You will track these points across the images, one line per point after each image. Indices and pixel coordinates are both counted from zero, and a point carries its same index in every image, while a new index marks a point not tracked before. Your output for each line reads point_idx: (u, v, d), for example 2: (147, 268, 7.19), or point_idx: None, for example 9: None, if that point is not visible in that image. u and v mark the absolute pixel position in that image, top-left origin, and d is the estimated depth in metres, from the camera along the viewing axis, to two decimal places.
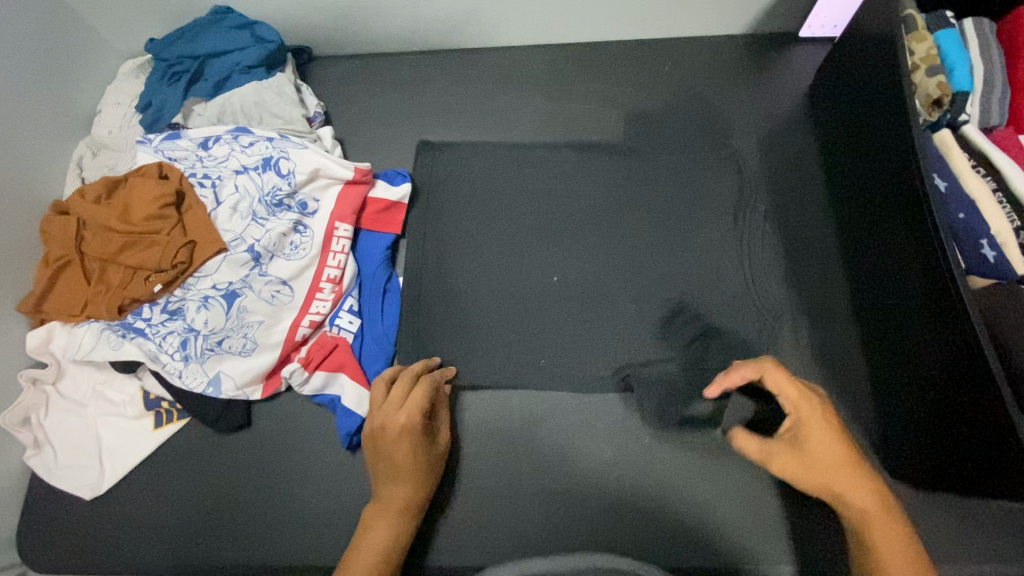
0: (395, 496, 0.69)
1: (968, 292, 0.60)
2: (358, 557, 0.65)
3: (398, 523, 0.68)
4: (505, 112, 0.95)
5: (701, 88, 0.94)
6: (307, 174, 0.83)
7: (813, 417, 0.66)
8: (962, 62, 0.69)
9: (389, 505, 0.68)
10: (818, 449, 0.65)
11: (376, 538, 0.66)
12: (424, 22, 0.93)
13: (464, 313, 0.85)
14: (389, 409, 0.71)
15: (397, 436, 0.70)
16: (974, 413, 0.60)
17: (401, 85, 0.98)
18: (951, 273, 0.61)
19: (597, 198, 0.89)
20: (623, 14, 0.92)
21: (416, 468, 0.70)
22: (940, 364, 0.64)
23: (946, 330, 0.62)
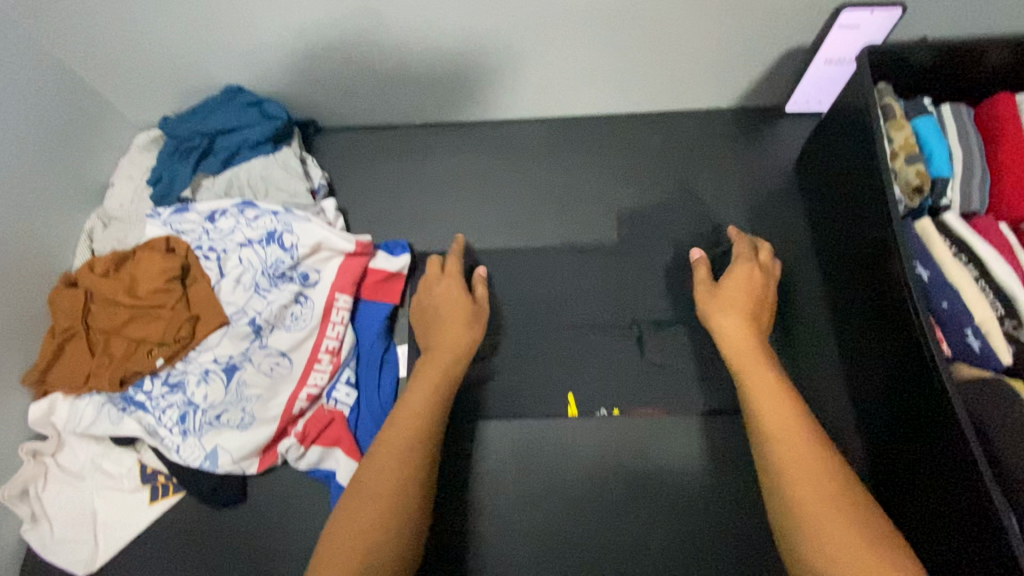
0: (443, 342, 0.79)
1: (953, 386, 0.59)
2: (407, 403, 0.73)
3: (442, 365, 0.77)
4: (503, 184, 0.99)
5: (690, 160, 0.97)
6: (309, 247, 0.86)
7: (739, 274, 0.80)
8: (941, 149, 0.71)
9: (432, 365, 0.77)
10: (733, 294, 0.78)
11: (423, 388, 0.74)
12: (424, 100, 0.98)
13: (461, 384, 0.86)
14: (439, 284, 0.85)
15: (441, 301, 0.83)
16: (962, 504, 0.59)
17: (401, 157, 1.02)
18: (935, 364, 0.61)
19: (589, 271, 0.91)
20: (617, 89, 0.95)
21: (455, 313, 0.81)
22: (931, 450, 0.63)
23: (933, 416, 0.62)
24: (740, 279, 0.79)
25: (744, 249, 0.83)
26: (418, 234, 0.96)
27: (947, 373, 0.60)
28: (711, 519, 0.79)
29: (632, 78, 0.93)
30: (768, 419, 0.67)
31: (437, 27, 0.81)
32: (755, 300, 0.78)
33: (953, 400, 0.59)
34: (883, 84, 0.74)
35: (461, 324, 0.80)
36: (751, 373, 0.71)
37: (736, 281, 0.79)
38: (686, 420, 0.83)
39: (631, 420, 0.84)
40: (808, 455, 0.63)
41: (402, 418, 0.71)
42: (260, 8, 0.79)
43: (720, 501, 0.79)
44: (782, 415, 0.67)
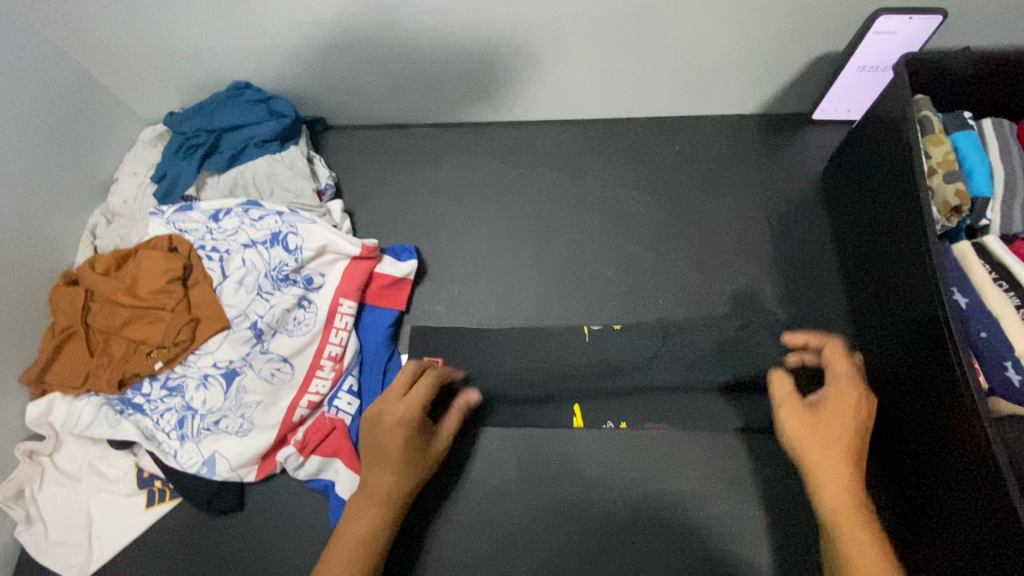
0: (392, 475, 0.69)
1: (991, 423, 0.56)
2: (344, 545, 0.66)
3: (384, 507, 0.68)
4: (515, 189, 0.95)
5: (711, 168, 0.93)
6: (314, 250, 0.83)
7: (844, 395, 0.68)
8: (982, 166, 0.67)
9: (377, 506, 0.68)
10: (843, 423, 0.66)
11: (363, 534, 0.67)
12: (435, 99, 0.94)
13: (466, 396, 0.82)
14: (399, 403, 0.72)
15: (395, 429, 0.70)
16: (992, 541, 0.56)
17: (411, 158, 0.99)
18: (970, 398, 0.57)
19: (601, 281, 0.88)
20: (637, 92, 0.92)
21: (411, 447, 0.71)
22: (962, 487, 0.60)
23: (966, 453, 0.59)
24: (840, 402, 0.67)
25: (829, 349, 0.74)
26: (426, 238, 0.93)
27: (983, 404, 0.56)
28: (724, 547, 0.75)
29: (651, 82, 0.90)
30: (849, 543, 0.60)
31: (449, 24, 0.78)
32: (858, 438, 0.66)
33: (988, 430, 0.55)
34: (920, 96, 0.70)
35: (415, 459, 0.71)
36: (837, 495, 0.63)
37: (838, 403, 0.67)
38: (701, 441, 0.79)
39: (642, 439, 0.80)
40: (875, 550, 0.59)
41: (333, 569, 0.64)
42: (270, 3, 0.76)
43: (735, 528, 0.75)
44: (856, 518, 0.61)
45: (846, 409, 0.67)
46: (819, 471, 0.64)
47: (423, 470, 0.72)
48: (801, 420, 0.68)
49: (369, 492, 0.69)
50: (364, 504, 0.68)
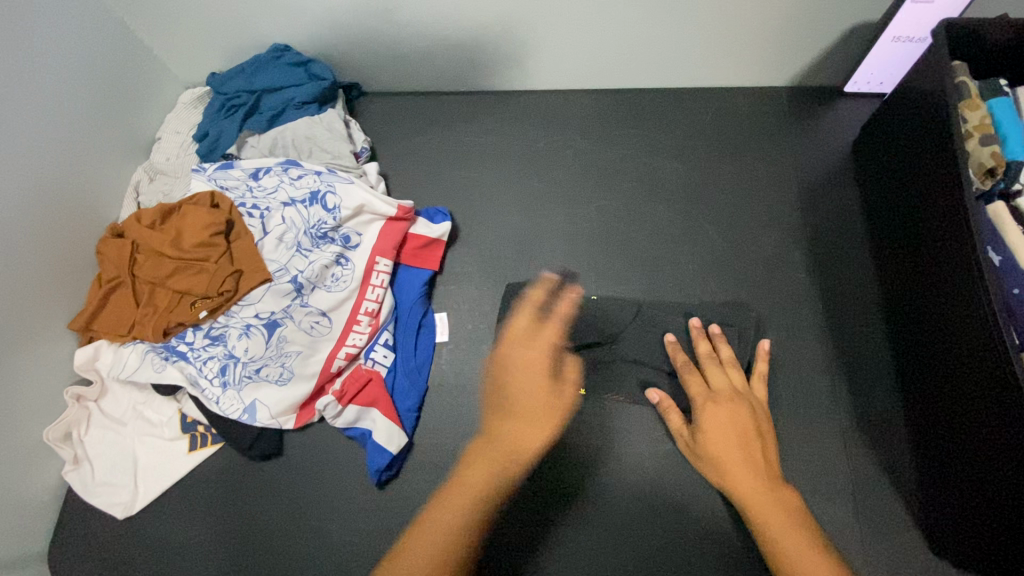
0: (541, 420, 0.58)
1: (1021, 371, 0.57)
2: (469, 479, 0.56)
3: (519, 450, 0.57)
4: (546, 155, 0.97)
5: (741, 139, 0.94)
6: (352, 209, 0.85)
7: (710, 407, 0.69)
8: (1017, 130, 0.68)
9: (484, 448, 0.57)
10: (718, 438, 0.66)
11: (477, 484, 0.56)
12: (471, 66, 0.96)
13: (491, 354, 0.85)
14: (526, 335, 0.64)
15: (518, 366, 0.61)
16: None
17: (445, 124, 1.00)
18: (1004, 348, 0.59)
19: (632, 247, 0.89)
20: (670, 62, 0.93)
21: (553, 393, 0.60)
22: (990, 436, 0.61)
23: (995, 401, 0.60)
24: (716, 422, 0.68)
25: (678, 362, 0.76)
26: (459, 202, 0.95)
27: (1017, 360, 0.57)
28: None
29: (685, 52, 0.90)
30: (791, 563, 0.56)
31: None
32: (746, 441, 0.66)
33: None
34: (958, 62, 0.71)
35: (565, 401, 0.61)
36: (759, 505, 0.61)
37: (714, 425, 0.67)
38: None
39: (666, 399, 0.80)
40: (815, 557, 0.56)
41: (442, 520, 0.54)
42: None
43: None
44: (763, 502, 0.61)
45: (726, 409, 0.68)
46: (720, 471, 0.65)
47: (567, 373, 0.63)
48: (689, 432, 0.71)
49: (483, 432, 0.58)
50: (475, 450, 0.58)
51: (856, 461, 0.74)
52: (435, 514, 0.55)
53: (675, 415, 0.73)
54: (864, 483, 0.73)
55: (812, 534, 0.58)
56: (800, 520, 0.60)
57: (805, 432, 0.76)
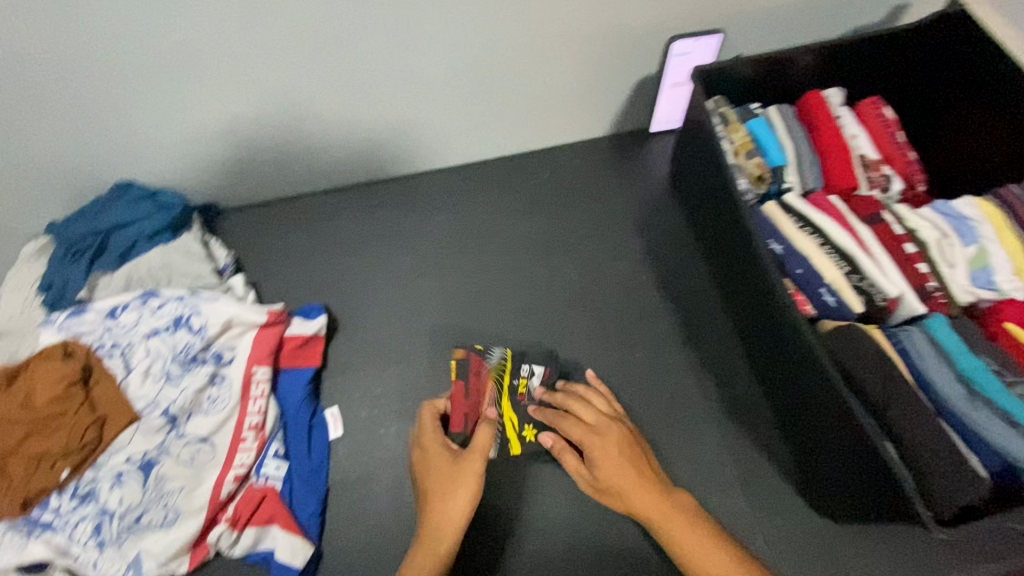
0: (458, 489, 0.67)
1: (811, 333, 0.65)
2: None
3: (442, 540, 0.65)
4: (411, 234, 1.02)
5: (579, 186, 1.06)
6: (219, 325, 0.85)
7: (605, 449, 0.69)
8: (772, 142, 0.83)
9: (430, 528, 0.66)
10: (617, 476, 0.66)
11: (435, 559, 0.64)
12: (323, 166, 1.01)
13: (384, 438, 0.85)
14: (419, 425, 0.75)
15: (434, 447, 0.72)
16: (840, 432, 0.64)
17: (308, 226, 1.04)
18: (796, 317, 0.68)
19: (504, 300, 0.95)
20: (501, 132, 1.03)
21: (455, 467, 0.69)
22: (810, 395, 0.68)
23: (804, 364, 0.68)
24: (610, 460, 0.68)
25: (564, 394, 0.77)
26: (333, 294, 0.97)
27: (805, 325, 0.66)
28: None
29: (513, 119, 1.01)
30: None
31: (321, 96, 0.87)
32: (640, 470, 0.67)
33: (853, 412, 0.60)
34: (716, 98, 0.86)
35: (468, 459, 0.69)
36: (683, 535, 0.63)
37: (609, 466, 0.67)
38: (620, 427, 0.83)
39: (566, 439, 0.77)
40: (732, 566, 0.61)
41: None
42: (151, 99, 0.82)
43: None
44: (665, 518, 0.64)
45: (605, 437, 0.70)
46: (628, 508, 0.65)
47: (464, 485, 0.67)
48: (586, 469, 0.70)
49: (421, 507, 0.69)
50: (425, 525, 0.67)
51: (736, 448, 0.81)
52: None
53: (570, 456, 0.71)
54: (746, 466, 0.80)
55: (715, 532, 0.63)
56: (700, 521, 0.64)
57: (688, 433, 0.82)
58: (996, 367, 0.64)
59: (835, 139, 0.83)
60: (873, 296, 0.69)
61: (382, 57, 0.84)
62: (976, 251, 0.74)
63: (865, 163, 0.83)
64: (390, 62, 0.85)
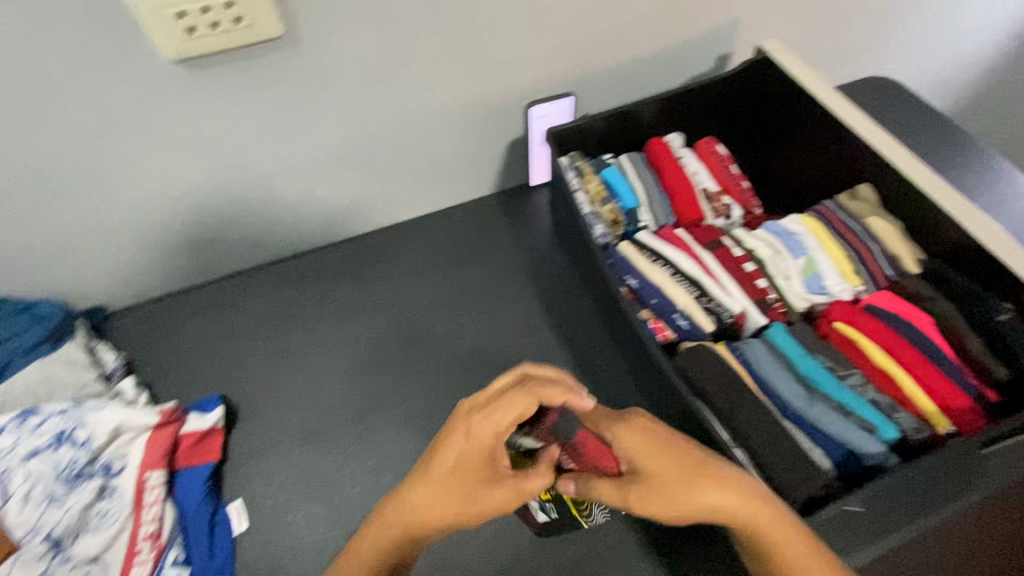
0: (497, 494, 0.62)
1: (662, 356, 0.71)
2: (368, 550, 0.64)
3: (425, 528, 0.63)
4: (308, 309, 1.04)
5: (469, 243, 1.11)
6: (107, 435, 0.82)
7: (675, 469, 0.60)
8: (624, 187, 0.93)
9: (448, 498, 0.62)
10: (697, 494, 0.58)
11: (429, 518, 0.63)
12: (212, 254, 1.02)
13: (289, 523, 0.83)
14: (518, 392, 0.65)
15: (505, 431, 0.64)
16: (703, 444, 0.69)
17: (202, 313, 1.03)
18: (651, 344, 0.74)
19: (405, 363, 0.97)
20: (388, 201, 1.09)
21: (482, 491, 0.62)
22: (674, 415, 0.74)
23: (661, 386, 0.74)
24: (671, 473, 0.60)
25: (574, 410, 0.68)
26: (232, 381, 0.96)
27: (657, 350, 0.72)
28: (566, 555, 0.77)
29: (396, 188, 1.07)
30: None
31: (201, 182, 0.91)
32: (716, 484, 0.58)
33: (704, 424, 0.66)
34: (571, 154, 0.96)
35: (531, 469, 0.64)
36: (777, 537, 0.57)
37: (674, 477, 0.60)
38: None
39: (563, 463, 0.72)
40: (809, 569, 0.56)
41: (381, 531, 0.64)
42: (22, 203, 0.83)
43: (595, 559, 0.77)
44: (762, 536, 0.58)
45: (665, 453, 0.61)
46: (710, 517, 0.58)
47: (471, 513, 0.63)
48: (635, 478, 0.61)
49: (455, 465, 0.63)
50: (440, 489, 0.63)
51: None
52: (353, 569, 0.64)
53: (603, 482, 0.64)
54: None
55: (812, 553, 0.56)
56: (790, 522, 0.57)
57: None
58: (830, 364, 0.73)
59: (678, 179, 0.93)
60: (721, 315, 0.77)
61: (252, 142, 0.89)
62: (806, 261, 0.83)
63: (708, 195, 0.93)
64: (264, 147, 0.91)
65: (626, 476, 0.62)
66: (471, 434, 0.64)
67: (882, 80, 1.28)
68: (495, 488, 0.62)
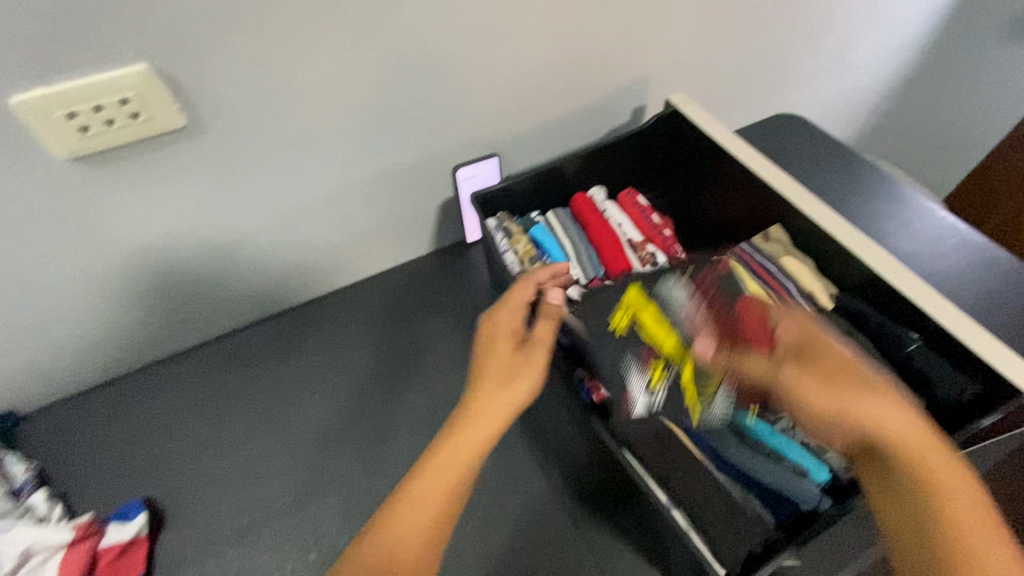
0: (508, 391, 0.69)
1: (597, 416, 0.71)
2: (427, 485, 0.63)
3: (472, 434, 0.66)
4: (241, 392, 0.99)
5: (408, 305, 1.10)
6: (12, 561, 0.75)
7: (824, 356, 0.63)
8: (552, 243, 0.96)
9: (465, 423, 0.67)
10: (854, 368, 0.61)
11: (462, 452, 0.65)
12: (134, 343, 0.97)
13: None
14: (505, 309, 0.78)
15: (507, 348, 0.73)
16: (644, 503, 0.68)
17: (126, 407, 0.97)
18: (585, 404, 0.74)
19: (346, 440, 0.94)
20: (321, 271, 1.07)
21: (521, 355, 0.72)
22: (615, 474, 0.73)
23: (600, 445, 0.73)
24: (833, 361, 0.62)
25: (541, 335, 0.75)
26: (159, 479, 0.90)
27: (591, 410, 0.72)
28: None
29: (328, 258, 1.06)
30: (940, 472, 0.54)
31: (114, 274, 0.87)
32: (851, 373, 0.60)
33: None
34: (501, 214, 0.98)
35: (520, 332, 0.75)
36: (919, 450, 0.55)
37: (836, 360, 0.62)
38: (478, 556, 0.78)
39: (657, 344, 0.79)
40: (956, 473, 0.54)
41: (452, 459, 0.64)
42: None
43: None
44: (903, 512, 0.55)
45: (816, 355, 0.63)
46: (884, 426, 0.56)
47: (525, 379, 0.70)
48: (793, 359, 0.64)
49: (465, 405, 0.68)
50: (462, 421, 0.67)
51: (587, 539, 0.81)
52: (414, 514, 0.62)
53: (761, 360, 0.69)
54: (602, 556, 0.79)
55: (947, 458, 0.55)
56: (915, 419, 0.57)
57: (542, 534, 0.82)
58: (760, 410, 0.75)
59: (603, 232, 0.96)
60: (653, 366, 0.79)
61: (170, 230, 0.86)
62: None
63: (633, 245, 0.97)
64: (180, 232, 0.88)
65: (794, 346, 0.65)
66: (506, 319, 0.77)
67: (787, 118, 1.37)
68: (529, 351, 0.73)
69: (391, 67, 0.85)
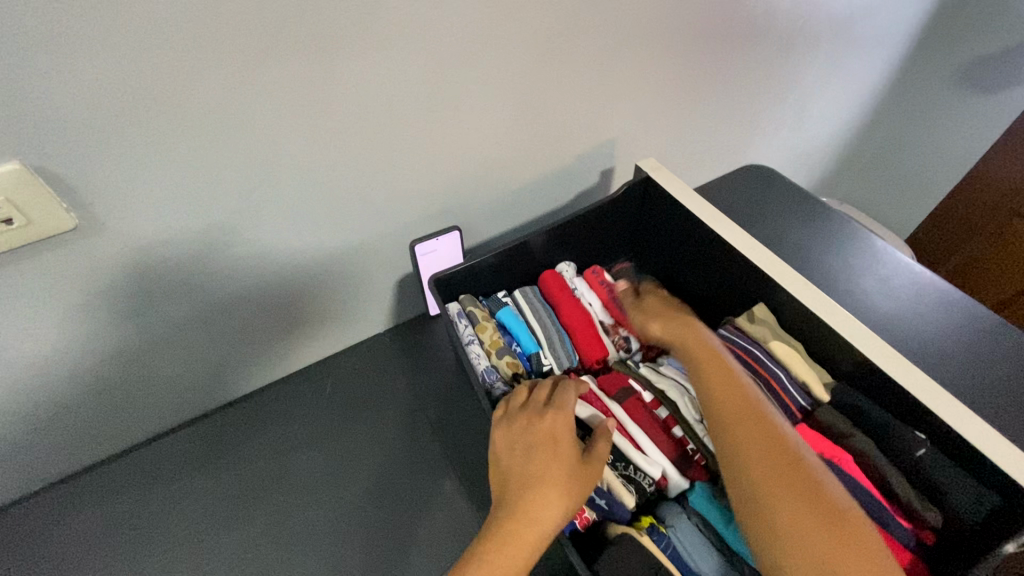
0: (541, 513, 0.59)
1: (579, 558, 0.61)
2: None
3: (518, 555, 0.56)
4: (168, 509, 0.86)
5: (362, 392, 0.99)
6: None
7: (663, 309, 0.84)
8: (521, 327, 0.86)
9: (495, 545, 0.57)
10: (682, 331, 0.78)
11: None
12: (38, 462, 0.83)
13: None
14: (532, 412, 0.67)
15: (537, 459, 0.62)
16: None
17: (30, 537, 0.83)
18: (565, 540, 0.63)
19: (289, 565, 0.81)
20: (262, 359, 0.95)
21: (574, 460, 0.63)
22: None
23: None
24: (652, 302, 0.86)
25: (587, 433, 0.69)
26: None
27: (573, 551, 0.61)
28: None
29: (269, 345, 0.94)
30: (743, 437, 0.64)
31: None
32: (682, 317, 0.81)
33: None
34: (464, 298, 0.89)
35: (551, 436, 0.64)
36: (710, 380, 0.71)
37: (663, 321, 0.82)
38: None
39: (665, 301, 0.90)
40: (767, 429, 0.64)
41: None
42: None
43: None
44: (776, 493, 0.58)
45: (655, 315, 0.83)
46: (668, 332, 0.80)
47: (578, 492, 0.61)
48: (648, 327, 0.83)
49: (506, 508, 0.59)
50: (501, 527, 0.58)
51: None
52: None
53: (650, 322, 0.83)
54: None
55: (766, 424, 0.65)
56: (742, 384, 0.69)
57: None
58: None
59: (574, 313, 0.88)
60: (642, 482, 0.70)
61: (66, 339, 0.73)
62: None
63: (604, 328, 0.90)
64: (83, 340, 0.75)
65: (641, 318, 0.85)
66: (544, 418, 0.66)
67: (758, 170, 1.33)
68: (580, 463, 0.64)
69: (329, 146, 0.75)
